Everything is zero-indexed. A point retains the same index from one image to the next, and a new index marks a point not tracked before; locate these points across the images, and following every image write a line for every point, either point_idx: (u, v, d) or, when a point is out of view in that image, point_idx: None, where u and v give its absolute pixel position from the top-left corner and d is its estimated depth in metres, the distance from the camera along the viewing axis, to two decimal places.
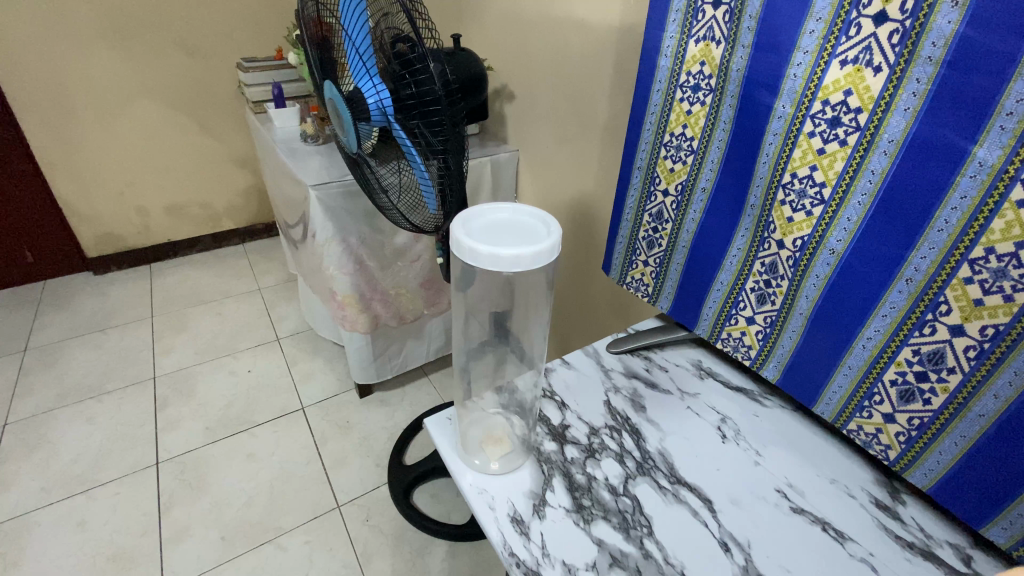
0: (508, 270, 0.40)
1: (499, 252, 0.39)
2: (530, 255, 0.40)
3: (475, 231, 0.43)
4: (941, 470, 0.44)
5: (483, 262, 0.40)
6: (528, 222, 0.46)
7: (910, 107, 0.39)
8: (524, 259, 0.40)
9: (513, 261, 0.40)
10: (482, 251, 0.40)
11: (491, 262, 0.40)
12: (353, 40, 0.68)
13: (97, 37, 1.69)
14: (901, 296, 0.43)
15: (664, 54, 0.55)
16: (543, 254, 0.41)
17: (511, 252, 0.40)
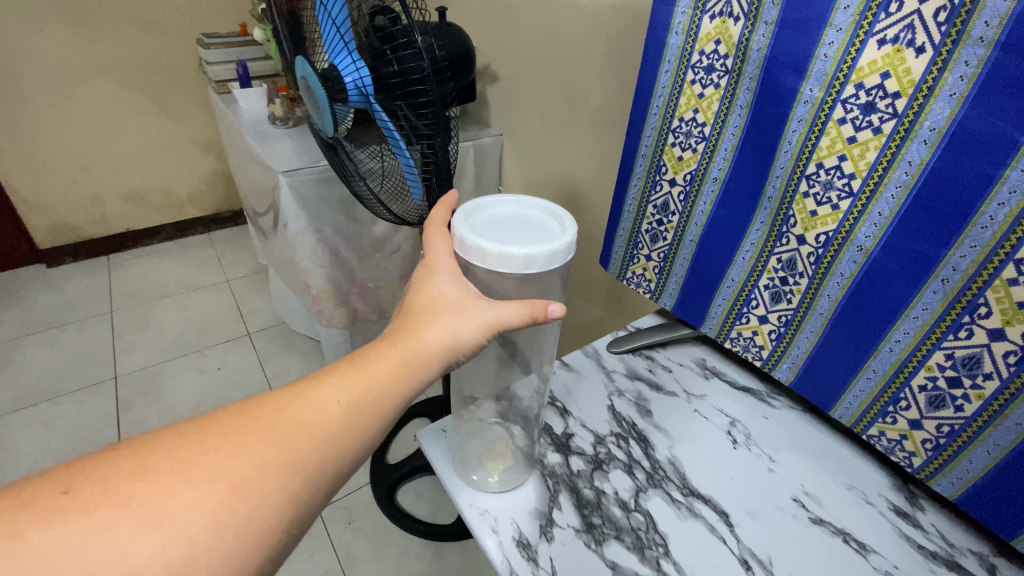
0: (520, 272, 0.36)
1: (509, 253, 0.35)
2: (545, 256, 0.36)
3: (477, 227, 0.39)
4: (970, 478, 0.42)
5: (490, 265, 0.36)
6: (537, 216, 0.41)
7: (957, 93, 0.35)
8: (539, 261, 0.36)
9: (526, 262, 0.36)
10: (490, 251, 0.35)
11: (501, 264, 0.36)
12: (328, 10, 0.61)
13: (41, 10, 1.53)
14: (935, 296, 0.40)
15: (674, 31, 0.50)
16: (559, 254, 0.37)
17: (524, 253, 0.35)
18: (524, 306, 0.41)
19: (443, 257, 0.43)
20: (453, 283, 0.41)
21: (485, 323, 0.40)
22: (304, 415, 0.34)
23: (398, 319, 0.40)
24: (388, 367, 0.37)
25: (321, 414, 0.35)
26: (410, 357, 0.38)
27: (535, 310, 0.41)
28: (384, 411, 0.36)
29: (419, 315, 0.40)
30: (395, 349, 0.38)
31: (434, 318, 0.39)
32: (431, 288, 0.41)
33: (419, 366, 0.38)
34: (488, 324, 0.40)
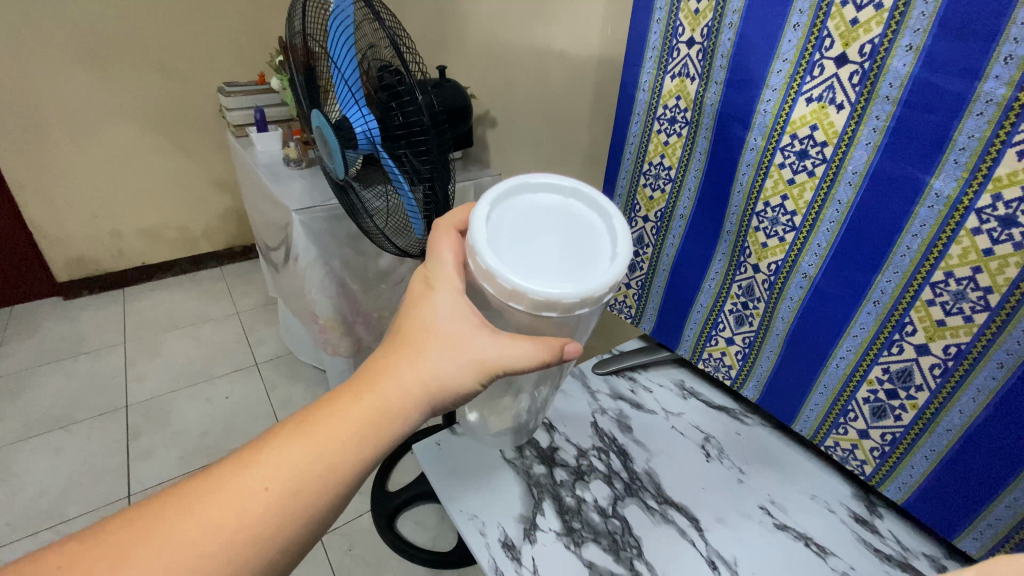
0: (537, 309, 0.37)
1: (523, 289, 0.36)
2: (566, 300, 0.36)
3: (515, 243, 0.40)
4: (914, 482, 0.46)
5: (507, 299, 0.38)
6: (575, 236, 0.41)
7: (871, 142, 0.42)
8: (561, 304, 0.37)
9: (546, 305, 0.37)
10: (505, 281, 0.37)
11: (514, 297, 0.37)
12: (342, 71, 0.71)
13: (74, 61, 1.67)
14: (869, 316, 0.45)
15: (641, 89, 0.58)
16: (584, 300, 0.37)
17: (544, 294, 0.36)
18: (535, 344, 0.40)
19: (447, 275, 0.44)
20: (451, 309, 0.42)
21: (478, 362, 0.41)
22: (251, 486, 0.37)
23: (392, 347, 0.43)
24: (349, 422, 0.39)
25: (255, 494, 0.37)
26: (380, 408, 0.40)
27: (550, 351, 0.41)
28: (343, 471, 0.39)
29: (405, 350, 0.42)
30: (363, 399, 0.40)
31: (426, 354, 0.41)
32: (428, 313, 0.43)
33: (394, 413, 0.40)
34: (482, 363, 0.41)
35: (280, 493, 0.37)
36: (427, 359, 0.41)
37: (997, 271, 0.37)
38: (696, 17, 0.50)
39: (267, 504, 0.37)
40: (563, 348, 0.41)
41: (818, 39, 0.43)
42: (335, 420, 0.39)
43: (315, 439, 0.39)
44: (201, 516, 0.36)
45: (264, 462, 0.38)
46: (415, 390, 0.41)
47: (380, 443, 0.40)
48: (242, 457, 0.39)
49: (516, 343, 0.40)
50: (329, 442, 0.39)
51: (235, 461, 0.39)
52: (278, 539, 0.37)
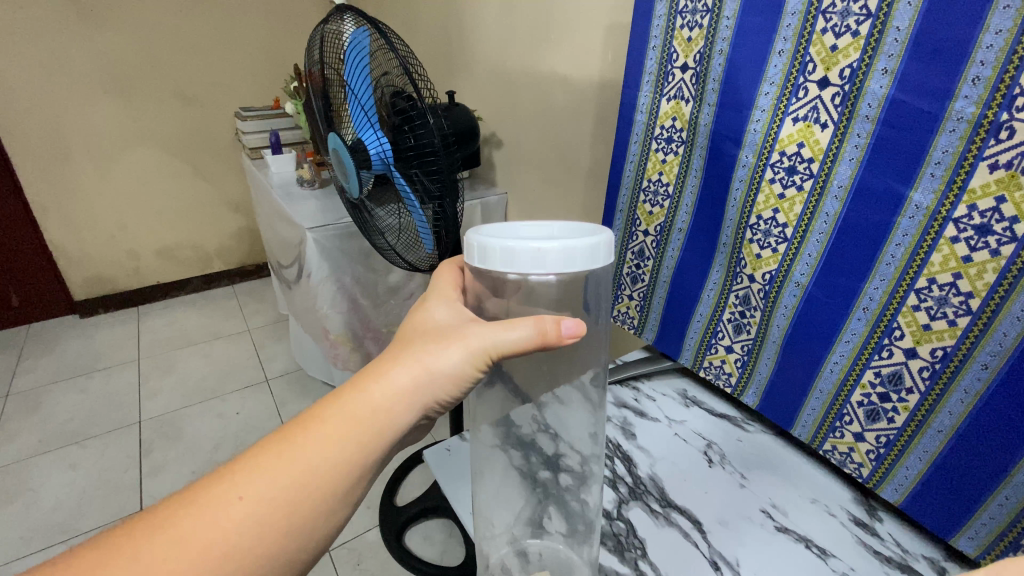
0: (527, 269, 0.40)
1: (510, 248, 0.40)
2: (552, 252, 0.39)
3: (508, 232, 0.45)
4: (909, 483, 0.48)
5: (499, 264, 0.41)
6: (561, 229, 0.46)
7: (855, 158, 0.44)
8: (548, 261, 0.39)
9: (534, 262, 0.39)
10: (493, 247, 0.40)
11: (505, 260, 0.40)
12: (358, 96, 0.75)
13: (98, 89, 1.74)
14: (860, 323, 0.48)
15: (639, 110, 0.62)
16: (571, 253, 0.39)
17: (530, 248, 0.39)
18: (526, 322, 0.44)
19: (445, 290, 0.53)
20: (446, 312, 0.50)
21: (470, 345, 0.45)
22: (232, 493, 0.38)
23: (388, 349, 0.47)
24: (335, 421, 0.41)
25: (231, 504, 0.37)
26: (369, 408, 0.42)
27: (543, 325, 0.44)
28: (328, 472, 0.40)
29: (399, 349, 0.46)
30: (350, 399, 0.42)
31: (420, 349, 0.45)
32: (425, 315, 0.50)
33: (383, 410, 0.42)
34: (474, 347, 0.45)
35: (266, 496, 0.38)
36: (418, 352, 0.45)
37: (977, 276, 0.39)
38: (689, 44, 0.54)
39: (245, 513, 0.37)
40: (557, 322, 0.44)
41: (802, 64, 0.46)
42: (320, 423, 0.41)
43: (303, 443, 0.40)
44: (177, 530, 0.36)
45: (251, 467, 0.39)
46: (404, 385, 0.43)
47: (367, 445, 0.41)
48: (227, 467, 0.40)
49: (508, 324, 0.45)
50: (313, 446, 0.40)
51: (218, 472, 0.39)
52: (258, 551, 0.37)
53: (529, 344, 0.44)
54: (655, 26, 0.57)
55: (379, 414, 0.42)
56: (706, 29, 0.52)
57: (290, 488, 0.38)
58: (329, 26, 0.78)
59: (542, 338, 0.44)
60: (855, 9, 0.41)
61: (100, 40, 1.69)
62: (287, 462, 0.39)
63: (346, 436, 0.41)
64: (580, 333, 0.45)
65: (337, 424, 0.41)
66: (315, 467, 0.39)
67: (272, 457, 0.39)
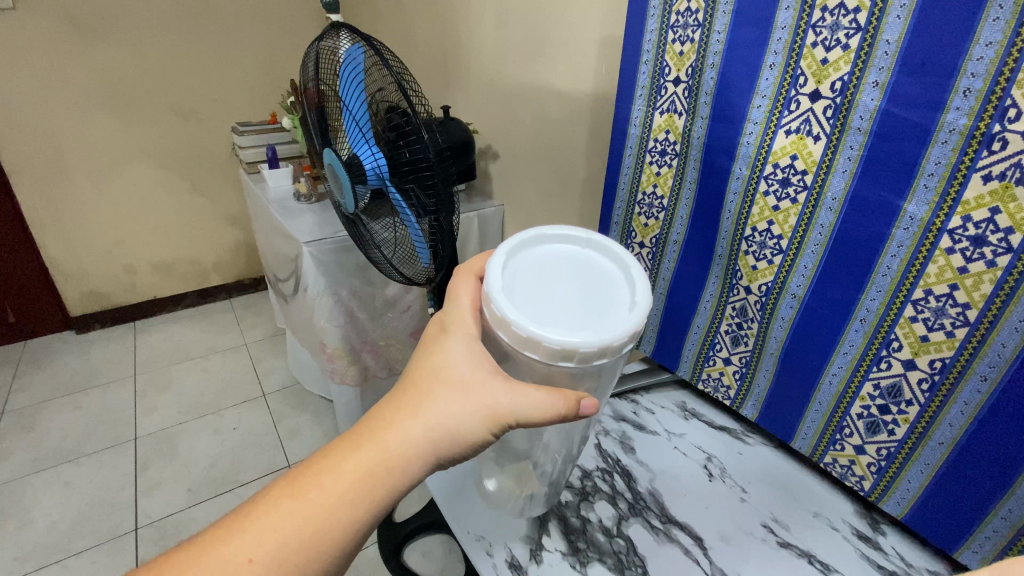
0: (554, 359, 0.38)
1: (538, 337, 0.38)
2: (585, 350, 0.37)
3: (535, 296, 0.42)
4: (911, 496, 0.47)
5: (525, 348, 0.39)
6: (593, 288, 0.43)
7: (848, 169, 0.45)
8: (580, 354, 0.38)
9: (563, 354, 0.38)
10: (520, 329, 0.38)
11: (532, 346, 0.38)
12: (352, 111, 0.75)
13: (96, 106, 1.75)
14: (857, 333, 0.47)
15: (633, 124, 0.62)
16: (605, 348, 0.38)
17: (562, 343, 0.37)
18: (552, 395, 0.42)
19: (466, 321, 0.47)
20: (468, 355, 0.45)
21: (492, 409, 0.42)
22: (243, 554, 0.38)
23: (404, 391, 0.45)
24: (346, 480, 0.41)
25: (240, 566, 0.38)
26: (381, 466, 0.41)
27: (567, 403, 0.42)
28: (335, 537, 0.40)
29: (414, 397, 0.44)
30: (361, 453, 0.42)
31: (437, 406, 0.43)
32: (443, 357, 0.45)
33: (397, 470, 0.42)
34: (495, 412, 0.42)
35: (277, 559, 0.38)
36: (434, 407, 0.43)
37: (973, 287, 0.39)
38: (681, 58, 0.54)
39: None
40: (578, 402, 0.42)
41: (793, 77, 0.46)
42: (333, 479, 0.41)
43: (315, 502, 0.40)
44: None
45: (263, 525, 0.39)
46: (418, 442, 0.42)
47: (377, 505, 0.41)
48: (237, 522, 0.40)
49: (535, 392, 0.42)
50: (323, 506, 0.40)
51: (228, 527, 0.40)
52: None
53: (552, 418, 0.42)
54: (647, 40, 0.58)
55: (392, 473, 0.41)
56: (697, 42, 0.52)
57: (301, 551, 0.39)
58: (323, 44, 0.79)
59: (564, 415, 0.42)
60: (845, 22, 0.42)
61: (99, 58, 1.70)
62: (296, 523, 0.39)
63: (359, 495, 0.41)
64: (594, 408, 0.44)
65: (351, 483, 0.41)
66: (327, 528, 0.39)
67: (282, 515, 0.40)
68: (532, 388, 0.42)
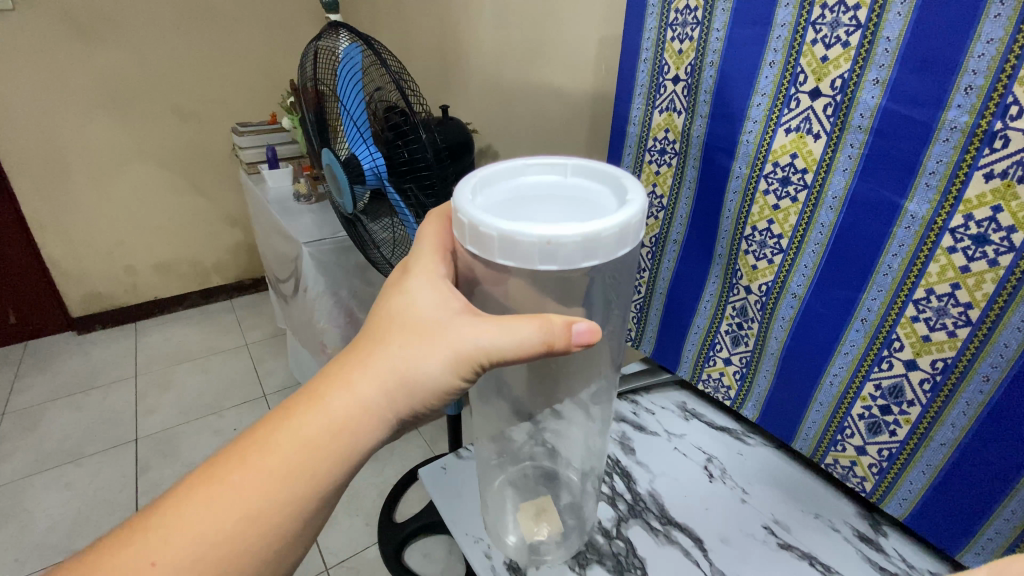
0: (536, 263, 0.35)
1: (516, 236, 0.35)
2: (568, 244, 0.34)
3: (514, 212, 0.39)
4: (913, 498, 0.47)
5: (498, 255, 0.36)
6: (578, 205, 0.40)
7: (848, 168, 0.44)
8: (561, 254, 0.35)
9: (544, 253, 0.35)
10: (496, 231, 0.35)
11: (510, 252, 0.35)
12: (350, 110, 0.75)
13: (96, 107, 1.75)
14: (859, 333, 0.47)
15: (632, 123, 0.62)
16: (591, 242, 0.35)
17: (541, 237, 0.34)
18: (532, 324, 0.40)
19: (429, 264, 0.46)
20: (430, 297, 0.44)
21: (452, 349, 0.41)
22: (206, 516, 0.39)
23: (359, 341, 0.44)
24: (287, 447, 0.41)
25: (143, 568, 0.38)
26: (343, 417, 0.42)
27: (551, 331, 0.40)
28: (260, 521, 0.40)
29: (368, 346, 0.44)
30: (298, 422, 0.41)
31: (397, 351, 0.43)
32: (403, 300, 0.44)
33: (359, 418, 0.42)
34: (455, 351, 0.41)
35: (243, 516, 0.39)
36: (388, 352, 0.43)
37: (975, 286, 0.39)
38: (680, 56, 0.54)
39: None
40: (567, 327, 0.40)
41: (793, 75, 0.46)
42: (262, 456, 0.40)
43: (274, 457, 0.40)
44: None
45: (222, 486, 0.40)
46: (369, 396, 0.42)
47: (317, 472, 0.41)
48: (196, 486, 0.40)
49: (502, 326, 0.40)
50: (246, 490, 0.40)
51: (188, 492, 0.40)
52: None
53: (529, 351, 0.40)
54: (645, 39, 0.57)
55: (355, 422, 0.42)
56: (697, 41, 0.52)
57: (268, 507, 0.40)
58: (322, 43, 0.79)
59: (549, 348, 0.40)
60: (845, 19, 0.41)
61: (99, 59, 1.70)
62: (258, 480, 0.40)
63: (320, 447, 0.41)
64: (592, 338, 0.41)
65: (311, 436, 0.41)
66: (292, 482, 0.40)
67: (242, 475, 0.40)
68: (497, 320, 0.41)
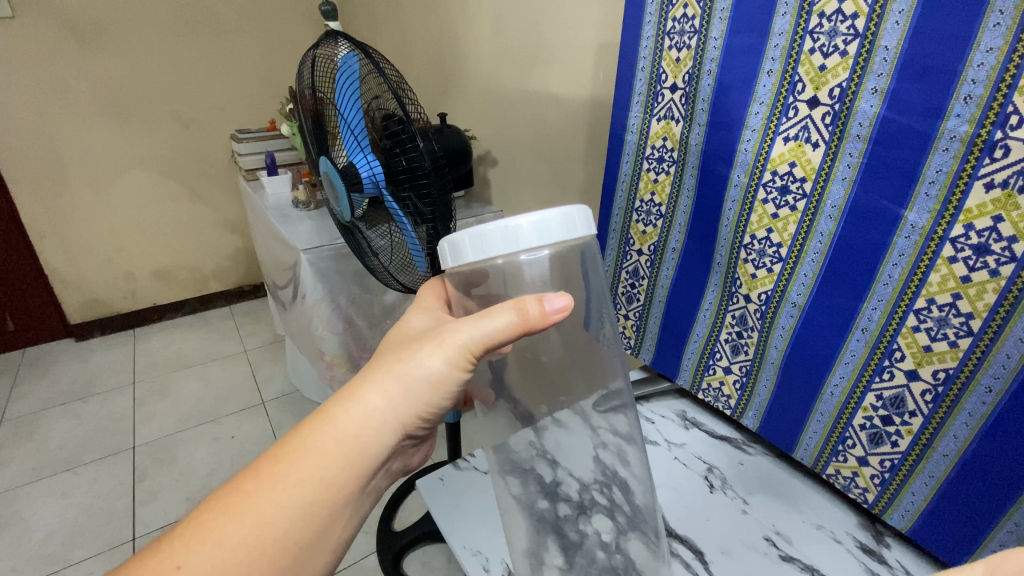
0: (501, 252, 0.40)
1: (480, 233, 0.40)
2: (526, 229, 0.39)
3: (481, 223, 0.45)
4: (916, 510, 0.46)
5: (469, 253, 0.41)
6: None
7: (847, 177, 0.44)
8: (523, 239, 0.40)
9: (507, 242, 0.40)
10: (464, 234, 0.41)
11: (477, 248, 0.40)
12: (347, 119, 0.75)
13: (96, 114, 1.76)
14: (859, 343, 0.47)
15: (630, 131, 0.62)
16: (547, 226, 0.40)
17: (501, 226, 0.39)
18: (508, 305, 0.44)
19: (427, 303, 0.54)
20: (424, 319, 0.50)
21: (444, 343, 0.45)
22: (221, 525, 0.39)
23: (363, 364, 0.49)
24: (295, 452, 0.42)
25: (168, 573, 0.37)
26: (348, 425, 0.43)
27: (524, 307, 0.43)
28: (272, 522, 0.40)
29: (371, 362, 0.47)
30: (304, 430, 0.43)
31: (395, 360, 0.46)
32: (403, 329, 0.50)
33: (363, 425, 0.44)
34: (448, 346, 0.45)
35: (254, 530, 0.39)
36: (388, 361, 0.46)
37: (977, 297, 0.38)
38: (677, 65, 0.54)
39: None
40: (538, 301, 0.42)
41: (791, 84, 0.46)
42: (274, 463, 0.42)
43: (285, 473, 0.41)
44: None
45: (234, 509, 0.40)
46: (371, 401, 0.44)
47: (324, 474, 0.42)
48: (209, 520, 0.40)
49: (486, 314, 0.44)
50: (260, 495, 0.40)
51: (200, 526, 0.40)
52: None
53: (512, 330, 0.43)
54: (643, 47, 0.57)
55: (359, 429, 0.44)
56: (694, 49, 0.52)
57: (283, 523, 0.40)
58: (320, 51, 0.79)
59: (528, 322, 0.43)
60: (843, 29, 0.41)
61: (99, 65, 1.71)
62: (271, 498, 0.40)
63: (326, 450, 0.42)
64: (567, 310, 0.44)
65: (315, 446, 0.42)
66: (303, 494, 0.41)
67: (253, 484, 0.41)
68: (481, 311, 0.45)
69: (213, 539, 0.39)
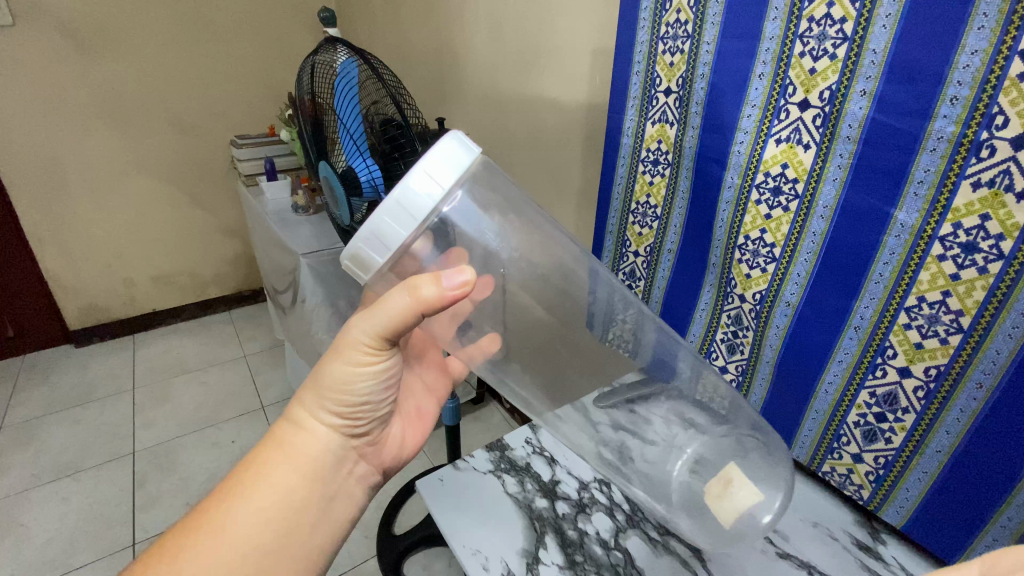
0: (377, 259, 0.40)
1: (351, 252, 0.41)
2: (380, 228, 0.39)
3: None
4: (911, 506, 0.47)
5: (359, 271, 0.42)
6: None
7: (838, 178, 0.45)
8: (391, 235, 0.39)
9: (374, 246, 0.40)
10: (344, 258, 0.42)
11: (360, 265, 0.41)
12: (346, 123, 0.75)
13: (96, 121, 1.77)
14: (852, 341, 0.47)
15: (625, 134, 0.63)
16: (394, 212, 0.39)
17: (358, 239, 0.40)
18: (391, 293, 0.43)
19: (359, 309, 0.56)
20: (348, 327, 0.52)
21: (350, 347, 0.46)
22: (189, 536, 0.42)
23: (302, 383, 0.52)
24: (245, 470, 0.45)
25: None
26: (286, 441, 0.47)
27: (414, 291, 0.41)
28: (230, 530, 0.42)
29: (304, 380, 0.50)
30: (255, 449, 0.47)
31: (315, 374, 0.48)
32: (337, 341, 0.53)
33: (301, 438, 0.47)
34: (355, 347, 0.46)
35: (216, 538, 0.42)
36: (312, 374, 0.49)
37: (966, 294, 0.39)
38: (671, 69, 0.55)
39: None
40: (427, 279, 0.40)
41: (782, 87, 0.46)
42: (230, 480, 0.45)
43: (232, 488, 0.44)
44: None
45: (197, 522, 0.42)
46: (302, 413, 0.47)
47: (270, 483, 0.44)
48: (181, 537, 0.42)
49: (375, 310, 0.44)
50: (218, 508, 0.43)
51: (171, 545, 0.42)
52: None
53: (403, 317, 0.42)
54: (637, 51, 0.58)
55: (296, 442, 0.47)
56: (687, 53, 0.53)
57: (238, 534, 0.42)
58: (319, 57, 0.80)
59: (414, 304, 0.41)
60: (832, 33, 0.42)
61: (99, 74, 1.72)
62: (223, 513, 0.43)
63: (269, 464, 0.45)
64: (466, 283, 0.41)
65: (260, 461, 0.46)
66: (253, 502, 0.43)
67: (213, 497, 0.44)
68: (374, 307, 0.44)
69: (177, 559, 0.41)
